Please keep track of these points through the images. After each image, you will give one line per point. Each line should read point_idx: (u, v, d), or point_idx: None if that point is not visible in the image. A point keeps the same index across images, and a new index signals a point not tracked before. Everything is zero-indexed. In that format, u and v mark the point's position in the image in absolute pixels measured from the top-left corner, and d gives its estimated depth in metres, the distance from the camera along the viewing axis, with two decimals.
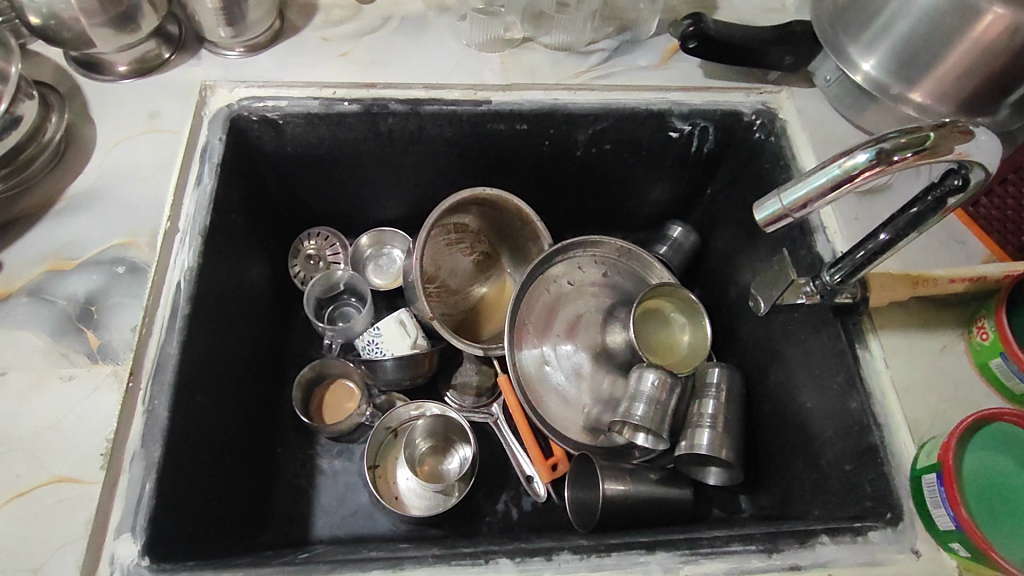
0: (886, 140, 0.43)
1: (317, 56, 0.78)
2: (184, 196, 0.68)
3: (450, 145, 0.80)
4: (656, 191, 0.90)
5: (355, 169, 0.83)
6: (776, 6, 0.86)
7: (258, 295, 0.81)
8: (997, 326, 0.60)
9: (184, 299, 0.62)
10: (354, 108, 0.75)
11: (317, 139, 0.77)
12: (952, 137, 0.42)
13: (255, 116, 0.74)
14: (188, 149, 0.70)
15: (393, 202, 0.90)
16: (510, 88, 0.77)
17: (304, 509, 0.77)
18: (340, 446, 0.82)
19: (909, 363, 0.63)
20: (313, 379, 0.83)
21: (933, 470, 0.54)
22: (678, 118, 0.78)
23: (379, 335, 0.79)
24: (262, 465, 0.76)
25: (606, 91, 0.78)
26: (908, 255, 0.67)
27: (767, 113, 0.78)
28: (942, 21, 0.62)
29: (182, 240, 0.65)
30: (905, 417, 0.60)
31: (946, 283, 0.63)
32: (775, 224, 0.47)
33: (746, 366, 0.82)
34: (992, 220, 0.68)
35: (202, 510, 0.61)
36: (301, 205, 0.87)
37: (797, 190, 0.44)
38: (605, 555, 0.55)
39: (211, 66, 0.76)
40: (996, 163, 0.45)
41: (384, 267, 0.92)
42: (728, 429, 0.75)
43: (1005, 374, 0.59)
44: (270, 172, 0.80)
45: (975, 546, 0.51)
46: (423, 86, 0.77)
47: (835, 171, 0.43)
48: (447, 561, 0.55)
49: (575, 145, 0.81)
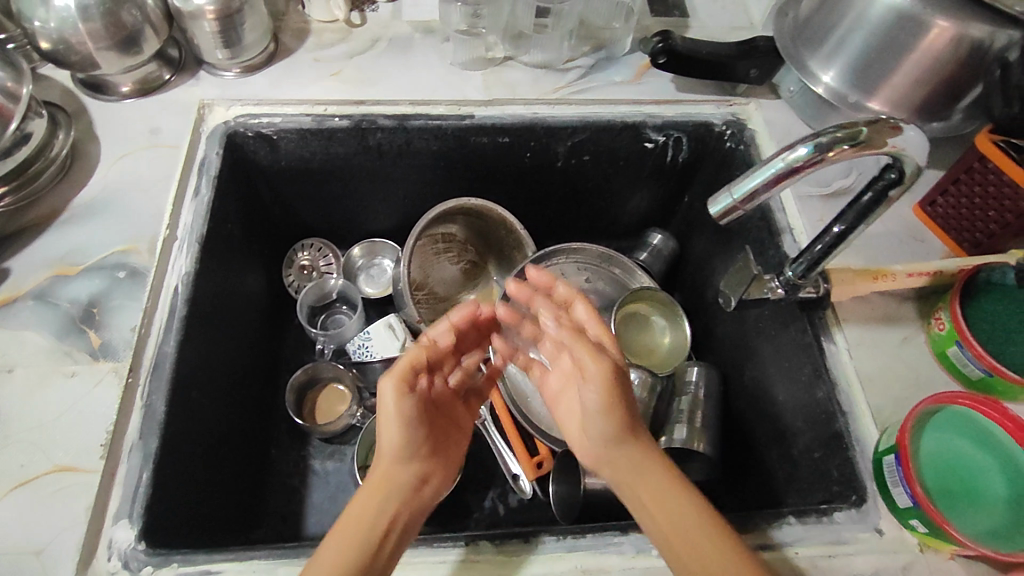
0: (824, 135, 0.47)
1: (309, 76, 0.83)
2: (183, 207, 0.72)
3: (436, 157, 0.84)
4: (635, 200, 0.94)
5: (346, 181, 0.87)
6: (743, 24, 0.91)
7: (254, 302, 0.84)
8: (952, 316, 0.62)
9: (182, 302, 0.66)
10: (344, 123, 0.79)
11: (310, 153, 0.82)
12: (883, 132, 0.47)
13: (250, 132, 0.78)
14: (188, 163, 0.75)
15: (383, 214, 0.94)
16: (492, 102, 0.82)
17: (297, 508, 0.80)
18: (332, 448, 0.85)
19: (872, 354, 0.66)
20: (305, 383, 0.85)
21: (892, 451, 0.57)
22: (652, 129, 0.83)
23: (369, 338, 0.85)
24: (258, 467, 0.79)
25: (583, 105, 0.83)
26: (869, 254, 0.71)
27: (736, 123, 0.82)
28: (891, 33, 0.66)
29: (180, 247, 0.69)
30: (869, 405, 0.63)
31: (904, 278, 0.65)
32: (729, 216, 0.51)
33: (723, 365, 0.85)
34: (949, 219, 0.71)
35: (197, 505, 0.63)
36: (294, 217, 0.91)
37: (746, 183, 0.48)
38: (581, 536, 0.57)
39: (209, 86, 0.80)
40: (926, 157, 0.49)
41: (376, 277, 0.95)
42: (710, 425, 0.77)
43: (962, 362, 0.62)
44: (264, 185, 0.84)
45: (931, 521, 0.53)
46: (409, 103, 0.81)
47: (779, 164, 0.47)
48: (428, 543, 0.56)
49: (555, 156, 0.86)
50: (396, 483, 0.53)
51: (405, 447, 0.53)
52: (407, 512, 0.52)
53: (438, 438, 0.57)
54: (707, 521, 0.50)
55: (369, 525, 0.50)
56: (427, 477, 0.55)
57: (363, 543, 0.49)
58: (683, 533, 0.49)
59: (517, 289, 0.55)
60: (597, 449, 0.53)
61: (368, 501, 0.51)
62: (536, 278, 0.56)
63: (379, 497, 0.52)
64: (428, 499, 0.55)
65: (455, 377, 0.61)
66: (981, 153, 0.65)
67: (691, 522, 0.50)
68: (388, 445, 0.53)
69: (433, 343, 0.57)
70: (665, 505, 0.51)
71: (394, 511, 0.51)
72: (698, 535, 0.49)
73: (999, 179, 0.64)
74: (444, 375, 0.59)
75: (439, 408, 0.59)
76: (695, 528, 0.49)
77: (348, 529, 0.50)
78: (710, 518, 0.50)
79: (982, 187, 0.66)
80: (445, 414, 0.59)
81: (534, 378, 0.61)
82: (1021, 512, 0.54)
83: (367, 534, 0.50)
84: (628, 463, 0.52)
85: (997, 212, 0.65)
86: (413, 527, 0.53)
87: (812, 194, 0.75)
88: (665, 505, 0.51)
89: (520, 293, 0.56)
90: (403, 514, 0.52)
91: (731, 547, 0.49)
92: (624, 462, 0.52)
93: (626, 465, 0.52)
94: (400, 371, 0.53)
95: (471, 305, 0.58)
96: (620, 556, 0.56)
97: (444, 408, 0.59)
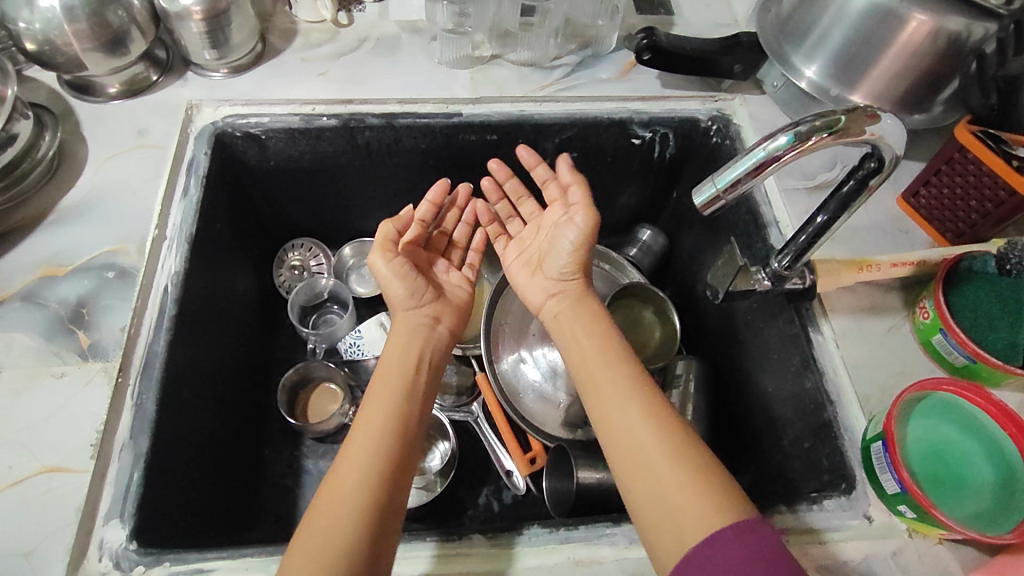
0: (803, 124, 0.47)
1: (296, 76, 0.83)
2: (171, 207, 0.72)
3: (424, 155, 0.85)
4: (624, 196, 0.94)
5: (336, 180, 0.87)
6: (728, 21, 0.92)
7: (244, 303, 0.84)
8: (935, 304, 0.63)
9: (171, 301, 0.65)
10: (332, 122, 0.79)
11: (299, 152, 0.82)
12: (861, 120, 0.48)
13: (238, 132, 0.78)
14: (176, 163, 0.75)
15: (373, 213, 0.94)
16: (480, 100, 0.82)
17: (291, 508, 0.80)
18: (325, 447, 0.84)
19: (858, 343, 0.66)
20: (297, 383, 0.85)
21: (879, 438, 0.57)
22: (639, 126, 0.83)
23: (360, 337, 0.87)
24: (250, 467, 0.79)
25: (570, 102, 0.83)
26: (853, 245, 0.72)
27: (722, 118, 0.82)
28: (872, 27, 0.67)
29: (169, 247, 0.69)
30: (856, 393, 0.64)
31: (889, 268, 0.66)
32: (713, 206, 0.52)
33: (713, 358, 0.86)
34: (931, 209, 0.72)
35: (188, 505, 0.63)
36: (283, 217, 0.91)
37: (728, 174, 0.49)
38: (573, 528, 0.57)
39: (196, 86, 0.80)
40: (904, 145, 0.50)
41: (367, 277, 0.95)
42: (698, 416, 0.78)
43: (946, 349, 0.63)
44: (253, 184, 0.84)
45: (918, 505, 0.53)
46: (397, 101, 0.81)
47: (760, 154, 0.47)
48: (421, 537, 0.56)
49: (543, 153, 0.86)
50: (408, 330, 0.68)
51: (411, 294, 0.71)
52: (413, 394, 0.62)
53: (437, 288, 0.75)
54: (651, 404, 0.57)
55: (384, 407, 0.59)
56: (422, 357, 0.67)
57: (382, 422, 0.58)
58: (619, 414, 0.57)
59: (497, 169, 0.80)
60: (560, 286, 0.71)
61: (379, 391, 0.61)
62: (524, 157, 0.77)
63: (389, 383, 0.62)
64: (444, 336, 0.71)
65: (438, 242, 0.81)
66: (961, 143, 0.66)
67: (630, 409, 0.57)
68: (397, 297, 0.70)
69: (420, 214, 0.77)
70: (607, 391, 0.59)
71: (404, 394, 0.61)
72: (631, 415, 0.56)
73: (978, 169, 0.65)
74: (445, 233, 0.82)
75: (423, 256, 0.77)
76: (634, 410, 0.56)
77: (367, 415, 0.59)
78: (657, 404, 0.57)
79: (962, 177, 0.67)
80: (434, 270, 0.77)
81: (499, 246, 0.83)
82: (1009, 496, 0.54)
83: (398, 375, 0.63)
84: (576, 304, 0.69)
85: (977, 202, 0.66)
86: (437, 355, 0.69)
87: (798, 188, 0.76)
88: (603, 386, 0.60)
89: (500, 174, 0.81)
90: (427, 349, 0.68)
91: (658, 421, 0.55)
92: (568, 297, 0.70)
93: (574, 311, 0.69)
94: (380, 242, 0.71)
95: (465, 186, 0.82)
96: (613, 547, 0.56)
97: (428, 262, 0.78)
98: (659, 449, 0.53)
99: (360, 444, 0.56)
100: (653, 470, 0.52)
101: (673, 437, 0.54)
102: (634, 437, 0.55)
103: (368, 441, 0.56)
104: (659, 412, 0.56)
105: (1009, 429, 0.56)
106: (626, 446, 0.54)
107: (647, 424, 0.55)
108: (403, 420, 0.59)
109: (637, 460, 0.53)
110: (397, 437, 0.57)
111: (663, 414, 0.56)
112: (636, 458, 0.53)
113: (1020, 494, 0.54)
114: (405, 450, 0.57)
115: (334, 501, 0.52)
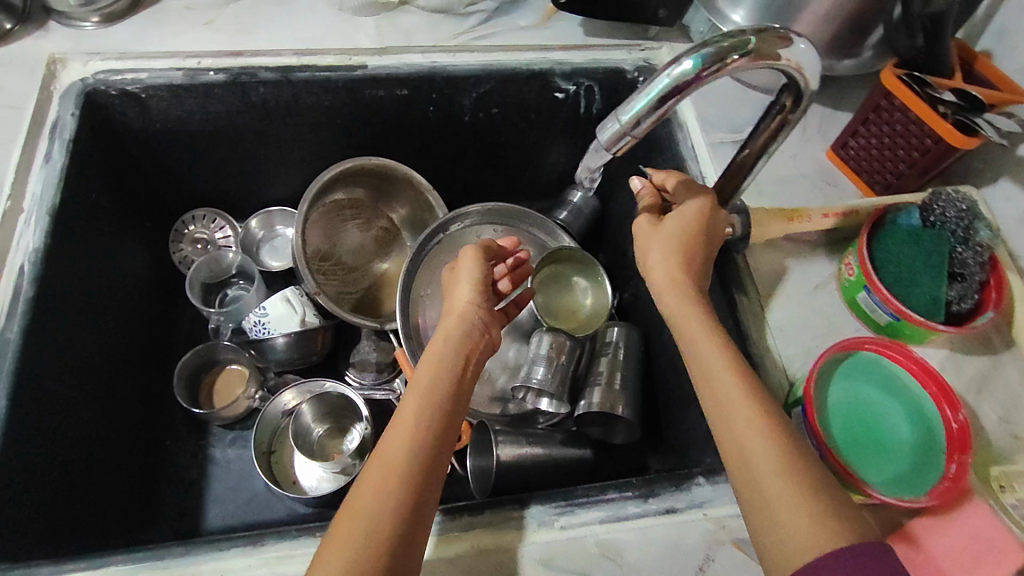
0: (712, 44, 0.43)
1: (178, 25, 0.74)
2: (30, 174, 0.64)
3: (329, 114, 0.78)
4: (552, 156, 0.89)
5: (235, 144, 0.80)
6: None
7: (132, 282, 0.78)
8: (859, 260, 0.60)
9: (28, 283, 0.59)
10: (220, 77, 0.71)
11: (187, 113, 0.74)
12: (772, 41, 0.43)
13: (113, 90, 0.70)
14: (36, 125, 0.66)
15: (282, 179, 0.87)
16: (385, 51, 0.75)
17: (195, 501, 0.75)
18: (233, 435, 0.80)
19: (784, 303, 0.63)
20: (200, 367, 0.80)
21: (799, 404, 0.54)
22: (561, 78, 0.77)
23: (265, 314, 0.76)
24: (146, 461, 0.75)
25: (485, 52, 0.76)
26: (782, 200, 0.68)
27: (648, 69, 0.77)
28: None
29: (27, 221, 0.62)
30: (780, 356, 0.61)
31: (819, 218, 0.63)
32: (618, 145, 0.47)
33: (645, 325, 0.83)
34: (860, 160, 0.68)
35: (44, 510, 0.57)
36: (179, 185, 0.83)
37: (633, 105, 0.45)
38: (479, 513, 0.53)
39: (60, 38, 0.71)
40: (819, 78, 0.46)
41: (279, 249, 0.90)
42: (629, 385, 0.74)
43: (870, 307, 0.60)
44: (138, 149, 0.76)
45: (836, 472, 0.51)
46: (293, 53, 0.73)
47: (666, 80, 0.43)
48: (312, 533, 0.52)
49: (461, 110, 0.80)
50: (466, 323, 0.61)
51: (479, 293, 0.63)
52: (456, 397, 0.56)
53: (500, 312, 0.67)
54: (758, 412, 0.47)
55: (427, 409, 0.53)
56: (471, 353, 0.59)
57: (419, 424, 0.52)
58: (721, 411, 0.48)
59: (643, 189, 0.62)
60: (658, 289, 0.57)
61: (420, 390, 0.55)
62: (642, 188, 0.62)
63: (432, 385, 0.55)
64: (491, 340, 0.63)
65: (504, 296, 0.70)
66: (886, 89, 0.62)
67: (746, 418, 0.47)
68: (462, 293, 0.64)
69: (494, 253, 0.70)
70: (717, 385, 0.49)
71: (451, 388, 0.56)
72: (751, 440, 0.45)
73: (904, 117, 0.62)
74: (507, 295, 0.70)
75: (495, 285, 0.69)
76: (746, 416, 0.47)
77: (401, 418, 0.53)
78: (764, 413, 0.47)
79: (889, 125, 0.64)
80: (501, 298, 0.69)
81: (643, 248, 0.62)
82: (928, 455, 0.52)
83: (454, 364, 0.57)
84: (674, 304, 0.56)
85: (904, 151, 0.63)
86: (481, 362, 0.61)
87: (723, 141, 0.71)
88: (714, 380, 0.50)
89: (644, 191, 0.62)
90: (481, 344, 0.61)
91: (774, 435, 0.45)
92: (675, 300, 0.56)
93: (672, 303, 0.56)
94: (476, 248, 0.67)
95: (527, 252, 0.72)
96: (520, 530, 0.52)
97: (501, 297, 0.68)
98: (787, 491, 0.43)
99: (394, 452, 0.50)
100: (765, 497, 0.43)
101: (791, 467, 0.44)
102: (745, 453, 0.45)
103: (405, 448, 0.50)
104: (778, 432, 0.46)
105: (931, 389, 0.54)
106: (741, 467, 0.45)
107: (765, 447, 0.45)
108: (444, 410, 0.54)
109: (750, 487, 0.44)
110: (432, 439, 0.52)
111: (784, 436, 0.46)
112: (749, 486, 0.44)
113: (938, 453, 0.52)
114: (443, 451, 0.52)
115: (358, 516, 0.46)
